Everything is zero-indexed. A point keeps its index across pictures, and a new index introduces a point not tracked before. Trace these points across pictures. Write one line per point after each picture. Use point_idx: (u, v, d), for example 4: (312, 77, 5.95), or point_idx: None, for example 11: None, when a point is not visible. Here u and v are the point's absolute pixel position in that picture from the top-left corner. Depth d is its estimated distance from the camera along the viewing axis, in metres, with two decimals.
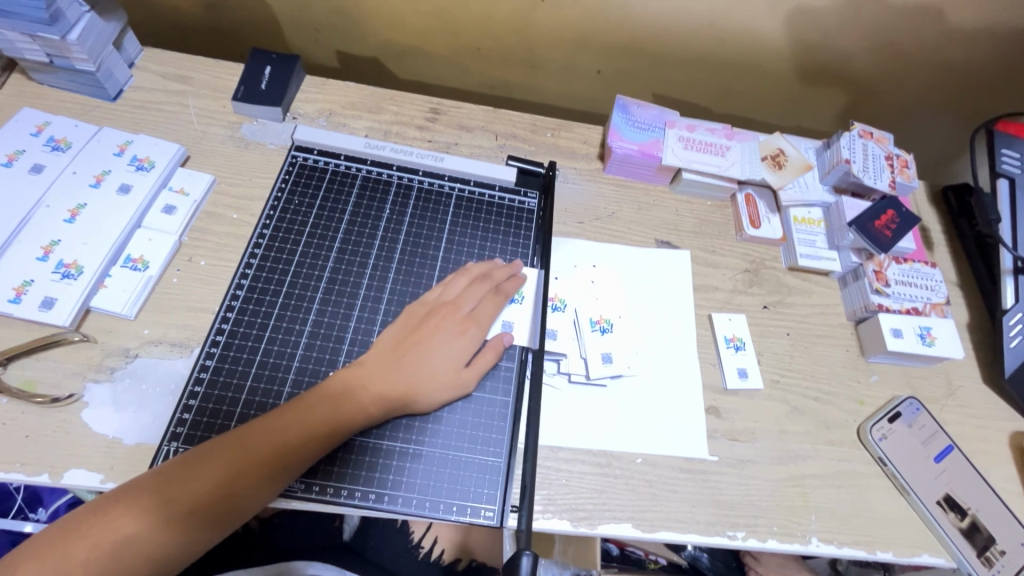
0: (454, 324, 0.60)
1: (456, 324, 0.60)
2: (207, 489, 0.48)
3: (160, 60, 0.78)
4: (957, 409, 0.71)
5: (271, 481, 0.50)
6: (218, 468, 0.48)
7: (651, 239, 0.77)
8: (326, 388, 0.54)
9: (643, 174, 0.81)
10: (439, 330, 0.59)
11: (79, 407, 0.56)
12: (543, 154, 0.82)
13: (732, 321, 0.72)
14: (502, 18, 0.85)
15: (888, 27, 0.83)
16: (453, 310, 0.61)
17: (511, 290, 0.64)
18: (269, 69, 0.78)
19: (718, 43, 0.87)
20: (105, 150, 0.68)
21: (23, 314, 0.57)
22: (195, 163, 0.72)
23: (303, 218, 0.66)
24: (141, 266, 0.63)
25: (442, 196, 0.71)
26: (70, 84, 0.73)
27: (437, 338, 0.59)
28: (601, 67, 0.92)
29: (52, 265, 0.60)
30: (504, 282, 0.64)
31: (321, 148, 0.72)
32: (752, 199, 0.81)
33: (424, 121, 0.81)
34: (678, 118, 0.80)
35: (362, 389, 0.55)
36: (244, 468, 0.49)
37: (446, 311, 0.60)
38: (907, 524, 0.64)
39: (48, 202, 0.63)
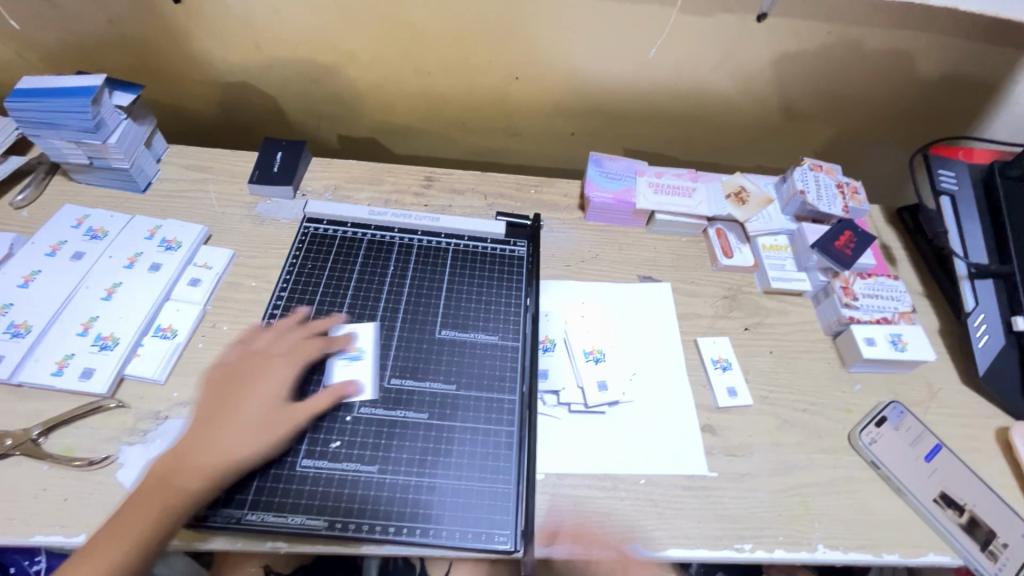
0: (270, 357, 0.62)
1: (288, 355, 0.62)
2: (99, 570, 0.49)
3: (184, 155, 0.89)
4: (941, 409, 0.75)
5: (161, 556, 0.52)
6: (151, 501, 0.52)
7: (633, 275, 0.84)
8: (227, 411, 0.58)
9: (621, 219, 0.89)
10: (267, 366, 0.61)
11: (114, 468, 0.60)
12: (529, 209, 0.91)
13: (717, 344, 0.78)
14: (482, 96, 0.97)
15: (819, 76, 0.94)
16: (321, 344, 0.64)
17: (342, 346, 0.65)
18: (279, 153, 0.88)
19: (674, 101, 0.98)
20: (137, 235, 0.76)
21: (64, 385, 0.63)
22: (216, 240, 0.80)
23: (315, 280, 0.72)
24: (170, 334, 0.69)
25: (440, 251, 0.77)
26: (106, 181, 0.82)
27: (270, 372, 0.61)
28: (574, 129, 1.03)
29: (90, 338, 0.66)
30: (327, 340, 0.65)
31: (330, 219, 0.79)
32: (723, 232, 0.89)
33: (420, 188, 0.91)
34: (646, 167, 0.91)
35: (235, 417, 0.57)
36: (154, 500, 0.52)
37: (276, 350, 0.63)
38: (909, 524, 0.66)
39: (87, 283, 0.70)
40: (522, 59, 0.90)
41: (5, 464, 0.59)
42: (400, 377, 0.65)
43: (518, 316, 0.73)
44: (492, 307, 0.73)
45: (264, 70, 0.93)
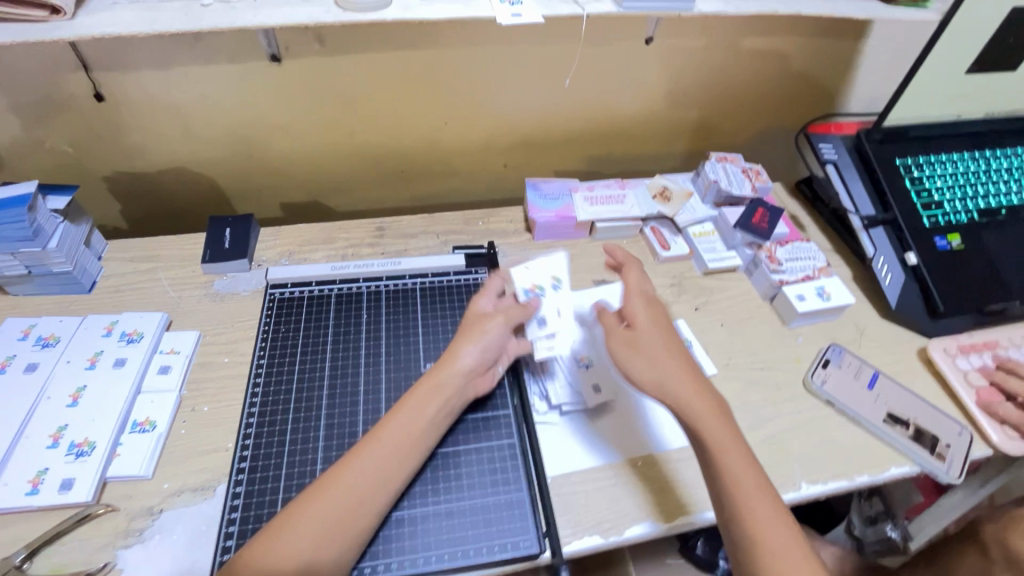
0: (489, 332, 0.67)
1: (478, 333, 0.67)
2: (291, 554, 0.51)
3: (127, 247, 0.88)
4: (870, 343, 0.86)
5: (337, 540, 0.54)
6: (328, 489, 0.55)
7: (588, 281, 0.91)
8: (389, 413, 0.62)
9: (566, 233, 0.97)
10: (482, 340, 0.67)
11: (115, 575, 0.57)
12: (481, 239, 0.96)
13: (676, 326, 0.85)
14: (415, 144, 1.02)
15: (707, 84, 1.08)
16: (481, 320, 0.68)
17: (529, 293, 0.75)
18: (228, 229, 0.88)
19: (590, 122, 1.09)
20: (93, 334, 0.74)
21: (44, 502, 0.60)
22: (178, 325, 0.79)
23: (293, 342, 0.74)
24: (149, 426, 0.67)
25: (408, 292, 0.80)
26: (47, 288, 0.80)
27: (480, 340, 0.66)
28: (505, 161, 1.11)
29: (63, 448, 0.63)
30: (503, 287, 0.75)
31: (293, 282, 0.81)
32: (657, 228, 0.99)
33: (373, 239, 0.94)
34: (578, 183, 1.00)
35: (429, 403, 0.62)
36: (349, 497, 0.55)
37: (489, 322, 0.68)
38: (869, 447, 0.75)
39: (48, 392, 0.68)
40: (449, 106, 0.98)
41: None
42: None
43: None
44: None
45: (197, 152, 0.94)
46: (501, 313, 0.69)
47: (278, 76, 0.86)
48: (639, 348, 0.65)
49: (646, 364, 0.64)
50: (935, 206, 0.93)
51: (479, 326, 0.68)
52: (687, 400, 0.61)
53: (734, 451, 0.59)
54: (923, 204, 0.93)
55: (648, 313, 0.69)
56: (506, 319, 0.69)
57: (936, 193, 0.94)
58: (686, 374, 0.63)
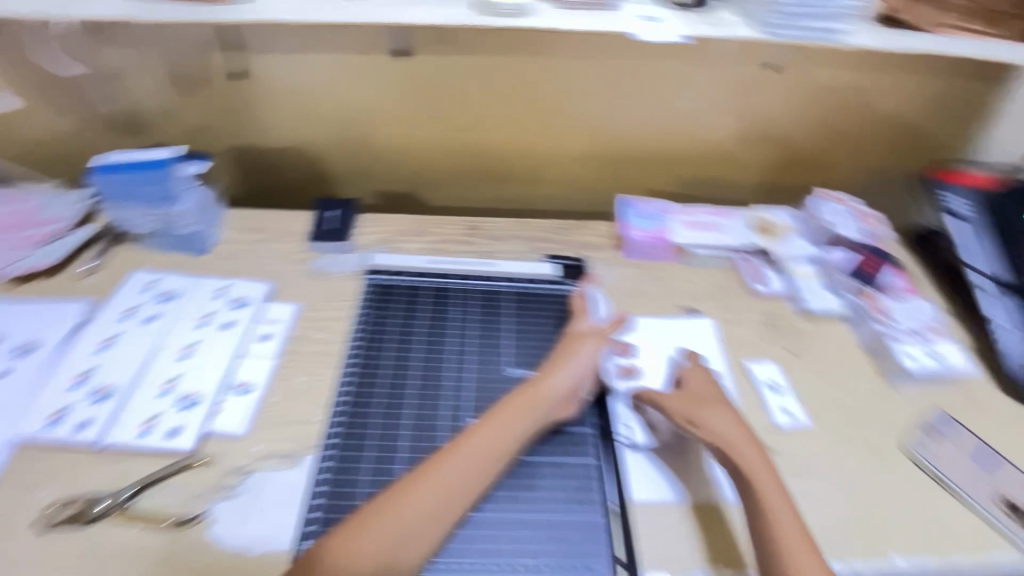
0: (583, 353, 0.71)
1: (572, 356, 0.70)
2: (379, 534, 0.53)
3: (239, 217, 0.93)
4: (984, 416, 0.79)
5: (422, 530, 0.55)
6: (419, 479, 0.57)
7: (675, 308, 0.89)
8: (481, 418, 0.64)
9: (656, 255, 0.95)
10: (576, 359, 0.70)
11: (206, 525, 0.61)
12: (570, 250, 0.96)
13: (764, 367, 0.82)
14: (514, 148, 1.04)
15: (824, 117, 1.04)
16: (576, 343, 0.72)
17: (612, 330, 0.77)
18: (332, 213, 0.93)
19: (693, 144, 1.06)
20: (207, 295, 0.79)
21: (151, 445, 0.65)
22: (279, 297, 0.83)
23: (387, 330, 0.77)
24: (248, 389, 0.71)
25: (497, 295, 0.81)
26: (169, 246, 0.86)
27: (572, 362, 0.69)
28: (599, 175, 1.10)
29: (173, 397, 0.68)
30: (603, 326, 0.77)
31: (392, 270, 0.85)
32: (753, 262, 0.95)
33: (464, 237, 0.96)
34: (675, 206, 0.99)
35: (519, 416, 0.63)
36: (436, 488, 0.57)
37: (582, 345, 0.72)
38: (976, 530, 0.68)
39: (164, 343, 0.73)
40: (554, 114, 0.99)
41: (100, 527, 0.60)
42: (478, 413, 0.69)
43: None
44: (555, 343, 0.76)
45: (312, 135, 0.99)
46: (593, 335, 0.73)
47: (404, 68, 0.92)
48: (695, 401, 0.68)
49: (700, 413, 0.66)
50: None
51: (574, 350, 0.71)
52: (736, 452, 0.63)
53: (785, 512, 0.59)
54: None
55: (703, 375, 0.72)
56: (597, 338, 0.73)
57: None
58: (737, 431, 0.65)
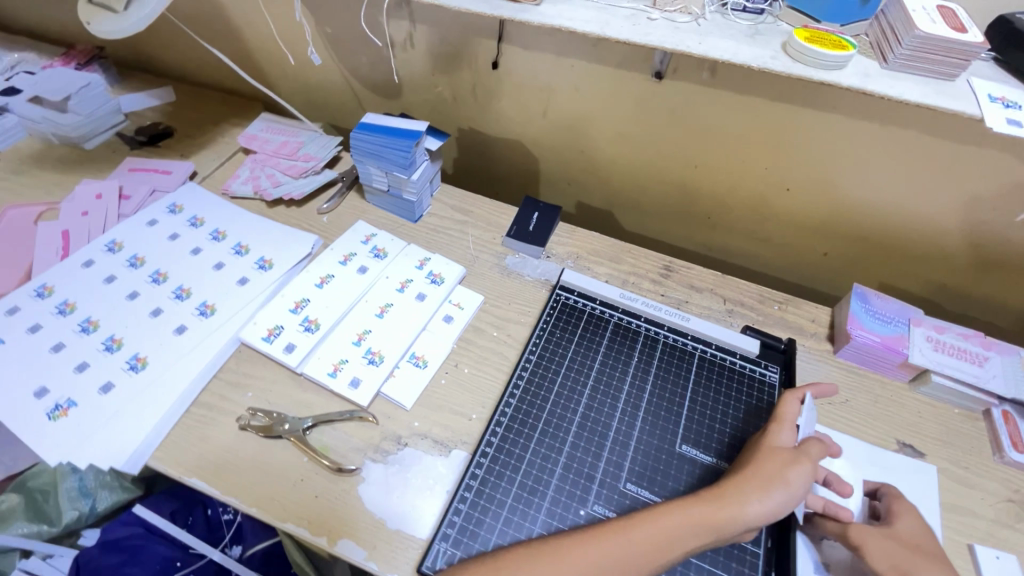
0: (793, 484, 0.57)
1: (778, 483, 0.56)
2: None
3: (452, 195, 0.98)
4: None
5: None
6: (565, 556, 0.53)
7: (890, 439, 0.73)
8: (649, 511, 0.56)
9: (880, 366, 0.79)
10: (782, 487, 0.56)
11: (358, 480, 0.64)
12: (772, 326, 0.84)
13: (1002, 561, 0.63)
14: (740, 196, 0.94)
15: None
16: (785, 465, 0.58)
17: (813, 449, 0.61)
18: (536, 215, 0.93)
19: (970, 249, 0.86)
20: (410, 262, 0.84)
21: (335, 387, 0.70)
22: (468, 282, 0.85)
23: (563, 351, 0.72)
24: (422, 363, 0.74)
25: (686, 354, 0.74)
26: (390, 206, 0.93)
27: (776, 490, 0.56)
28: (827, 249, 0.95)
29: (362, 350, 0.73)
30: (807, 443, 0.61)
31: (581, 291, 0.80)
32: (1013, 418, 0.74)
33: (658, 276, 0.90)
34: (924, 317, 0.80)
35: (697, 534, 0.54)
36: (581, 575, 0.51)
37: (791, 469, 0.58)
38: None
39: (366, 297, 0.79)
40: (804, 173, 0.87)
41: (279, 444, 0.66)
42: (637, 483, 0.62)
43: None
44: (738, 433, 0.67)
45: (538, 133, 1.00)
46: (807, 459, 0.59)
47: (651, 93, 0.85)
48: (910, 549, 0.58)
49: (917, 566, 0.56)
50: None
51: (781, 473, 0.57)
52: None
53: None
54: None
55: (916, 519, 0.62)
56: (811, 466, 0.58)
57: None
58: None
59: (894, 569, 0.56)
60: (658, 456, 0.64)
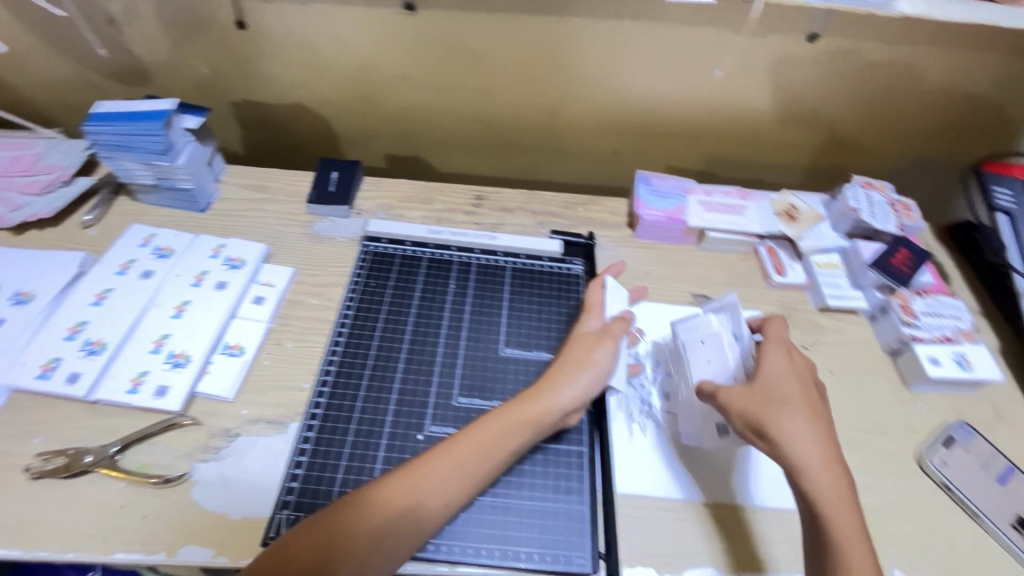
0: (599, 363, 0.64)
1: (586, 365, 0.64)
2: (344, 533, 0.51)
3: (242, 175, 0.91)
4: (1010, 431, 0.74)
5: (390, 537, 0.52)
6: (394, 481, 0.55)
7: (688, 295, 0.84)
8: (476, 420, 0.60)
9: (670, 237, 0.90)
10: (592, 365, 0.64)
11: (189, 486, 0.60)
12: (580, 227, 0.91)
13: None
14: (529, 116, 0.98)
15: (866, 97, 0.95)
16: (591, 348, 0.65)
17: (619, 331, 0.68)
18: (335, 174, 0.89)
19: (722, 119, 0.99)
20: (203, 254, 0.78)
21: (139, 402, 0.64)
22: (276, 259, 0.81)
23: (380, 298, 0.74)
24: (238, 351, 0.70)
25: (498, 270, 0.79)
26: (170, 201, 0.84)
27: (586, 371, 0.63)
28: (617, 148, 1.04)
29: (163, 356, 0.67)
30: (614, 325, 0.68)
31: (390, 238, 0.81)
32: (775, 250, 0.89)
33: (471, 207, 0.92)
34: (695, 185, 0.91)
35: (518, 430, 0.59)
36: (412, 493, 0.54)
37: (597, 351, 0.65)
38: (986, 550, 0.64)
39: (158, 301, 0.72)
40: (573, 81, 0.92)
41: (87, 480, 0.60)
42: (468, 395, 0.66)
43: None
44: (554, 324, 0.74)
45: (319, 92, 0.96)
46: (609, 336, 0.66)
47: (410, 28, 0.85)
48: (769, 400, 0.57)
49: (781, 419, 0.56)
50: None
51: (588, 355, 0.65)
52: (815, 473, 0.53)
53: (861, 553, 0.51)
54: None
55: (784, 362, 0.60)
56: (613, 341, 0.66)
57: None
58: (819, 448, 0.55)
59: (750, 425, 0.57)
60: (482, 366, 0.69)
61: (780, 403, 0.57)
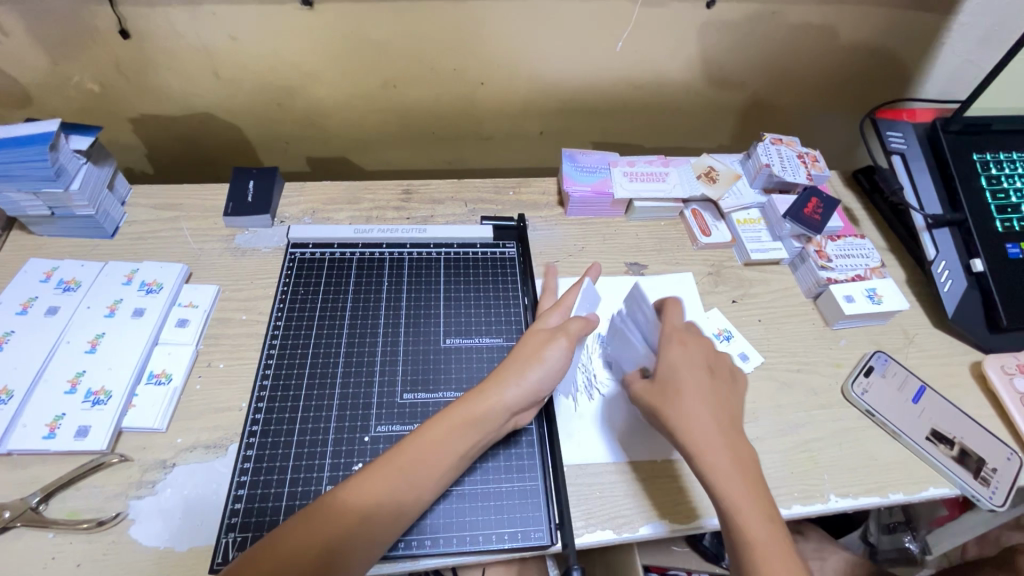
0: (550, 360, 0.62)
1: (539, 361, 0.61)
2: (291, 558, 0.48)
3: (151, 194, 0.86)
4: (919, 353, 0.81)
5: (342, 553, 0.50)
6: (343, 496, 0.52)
7: (622, 265, 0.86)
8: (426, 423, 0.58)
9: (600, 210, 0.91)
10: (544, 363, 0.61)
11: (127, 524, 0.57)
12: (511, 210, 0.91)
13: (711, 318, 0.81)
14: (449, 103, 0.97)
15: (766, 56, 1.00)
16: (543, 346, 0.62)
17: (580, 330, 0.64)
18: (252, 182, 0.85)
19: (637, 91, 1.01)
20: (114, 281, 0.73)
21: (59, 447, 0.60)
22: (198, 278, 0.77)
23: (311, 304, 0.72)
24: (165, 379, 0.66)
25: (431, 262, 0.78)
26: (70, 230, 0.78)
27: (540, 367, 0.61)
28: (542, 128, 1.05)
29: (80, 395, 0.63)
30: (576, 324, 0.65)
31: (315, 242, 0.79)
32: (699, 212, 0.92)
33: (399, 202, 0.90)
34: (618, 157, 0.93)
35: (465, 434, 0.57)
36: (363, 507, 0.52)
37: (552, 347, 0.62)
38: (907, 463, 0.70)
39: (68, 337, 0.67)
40: (487, 65, 0.91)
41: (9, 537, 0.56)
42: (412, 390, 0.66)
43: (519, 315, 0.74)
44: (492, 309, 0.74)
45: (225, 99, 0.91)
46: (564, 335, 0.63)
47: (310, 26, 0.81)
48: (664, 387, 0.61)
49: (670, 408, 0.59)
50: (1012, 209, 0.85)
51: (539, 351, 0.62)
52: (705, 453, 0.56)
53: (756, 516, 0.54)
54: (998, 205, 0.84)
55: (681, 346, 0.63)
56: (569, 340, 0.63)
57: (1015, 194, 0.85)
58: (714, 432, 0.57)
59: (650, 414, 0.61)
60: (425, 360, 0.68)
61: (675, 396, 0.60)
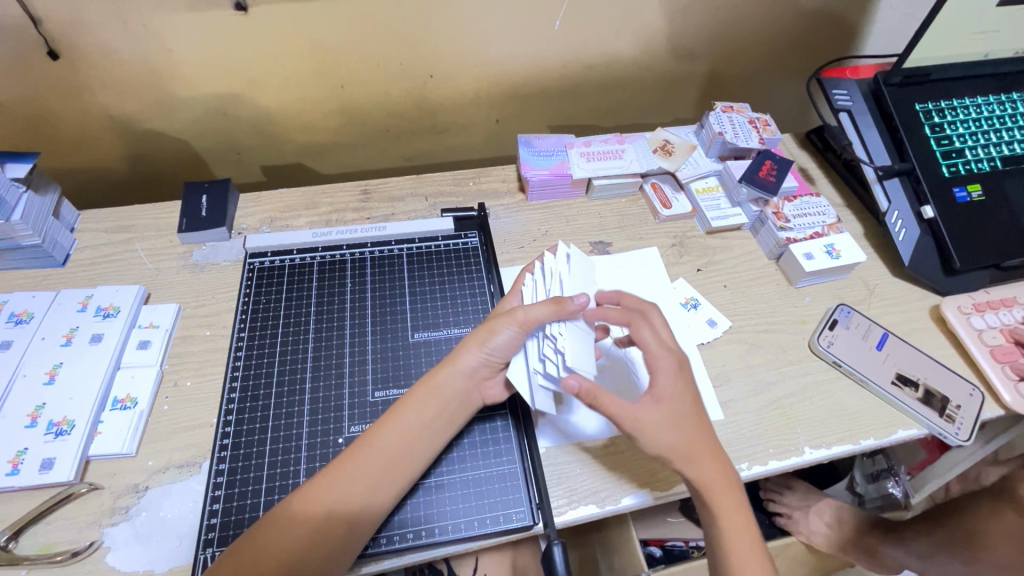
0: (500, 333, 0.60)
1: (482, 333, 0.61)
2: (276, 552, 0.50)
3: (100, 218, 0.84)
4: (880, 302, 0.83)
5: (323, 536, 0.51)
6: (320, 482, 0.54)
7: (586, 245, 0.87)
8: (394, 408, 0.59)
9: (561, 192, 0.91)
10: (488, 343, 0.60)
11: (102, 553, 0.56)
12: (471, 200, 0.91)
13: (678, 288, 0.82)
14: (400, 99, 0.96)
15: (711, 26, 1.01)
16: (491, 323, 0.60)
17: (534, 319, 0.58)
18: (205, 196, 0.84)
19: (588, 71, 1.01)
20: (68, 309, 0.71)
21: (25, 482, 0.58)
22: (157, 298, 0.76)
23: (274, 312, 0.71)
24: (130, 403, 0.65)
25: (394, 259, 0.78)
26: (18, 261, 0.76)
27: (487, 341, 0.60)
28: (497, 116, 1.05)
29: (42, 428, 0.61)
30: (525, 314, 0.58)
31: (273, 250, 0.78)
32: (658, 185, 0.93)
33: (358, 203, 0.89)
34: (574, 139, 0.93)
35: (425, 407, 0.59)
36: (340, 490, 0.53)
37: (501, 323, 0.59)
38: (876, 410, 0.72)
39: (24, 370, 0.65)
40: (434, 57, 0.91)
41: None
42: (383, 387, 0.66)
43: (484, 303, 0.74)
44: (457, 299, 0.74)
45: (170, 113, 0.89)
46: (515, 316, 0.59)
47: (246, 31, 0.80)
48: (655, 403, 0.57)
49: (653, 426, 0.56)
50: (956, 154, 0.87)
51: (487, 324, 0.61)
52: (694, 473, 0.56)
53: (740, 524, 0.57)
54: (943, 151, 0.87)
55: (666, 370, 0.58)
56: (521, 325, 0.58)
57: (957, 140, 0.88)
58: (703, 459, 0.56)
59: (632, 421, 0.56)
60: (393, 356, 0.68)
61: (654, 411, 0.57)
